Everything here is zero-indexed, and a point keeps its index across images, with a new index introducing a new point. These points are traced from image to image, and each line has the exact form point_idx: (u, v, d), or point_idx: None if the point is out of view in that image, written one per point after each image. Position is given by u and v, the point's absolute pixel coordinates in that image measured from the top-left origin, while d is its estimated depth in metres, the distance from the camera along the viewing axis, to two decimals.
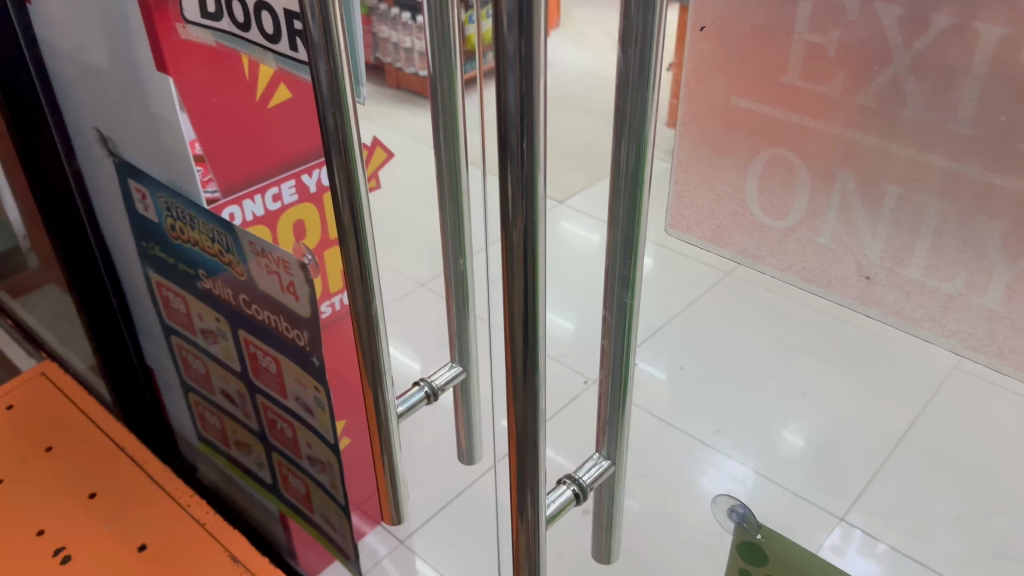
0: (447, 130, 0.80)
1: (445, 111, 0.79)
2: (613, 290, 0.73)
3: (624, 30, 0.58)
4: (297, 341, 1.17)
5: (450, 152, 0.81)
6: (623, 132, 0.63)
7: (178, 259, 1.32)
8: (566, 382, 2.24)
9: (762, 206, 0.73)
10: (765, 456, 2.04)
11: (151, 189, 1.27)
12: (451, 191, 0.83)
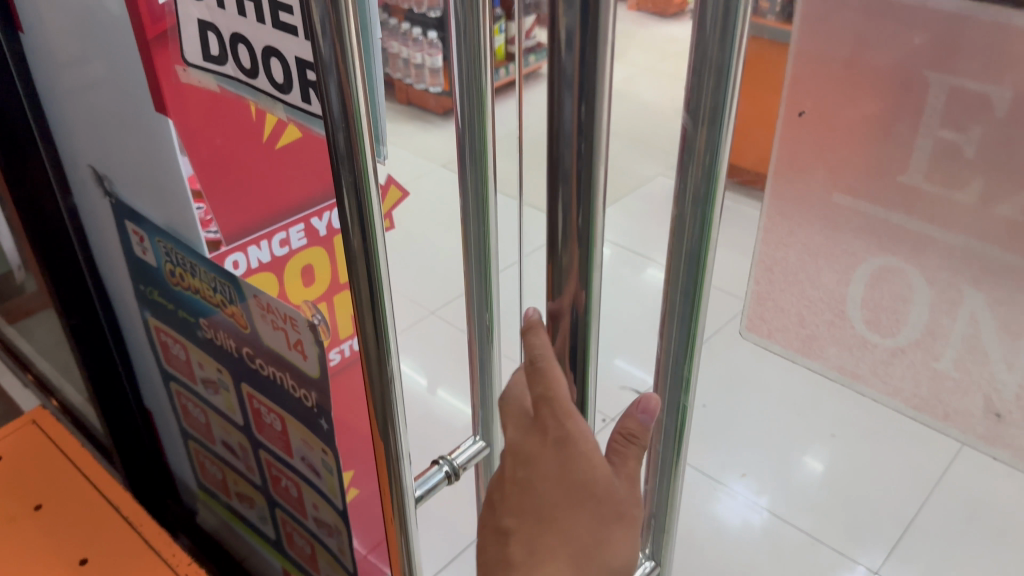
0: (476, 192, 0.60)
1: (471, 170, 0.59)
2: (665, 390, 0.57)
3: (696, 50, 0.44)
4: (303, 400, 1.08)
5: (479, 225, 0.61)
6: (690, 204, 0.49)
7: (177, 306, 1.23)
8: None
9: (865, 321, 0.54)
10: (781, 485, 1.97)
11: (150, 233, 1.18)
12: (476, 268, 0.63)
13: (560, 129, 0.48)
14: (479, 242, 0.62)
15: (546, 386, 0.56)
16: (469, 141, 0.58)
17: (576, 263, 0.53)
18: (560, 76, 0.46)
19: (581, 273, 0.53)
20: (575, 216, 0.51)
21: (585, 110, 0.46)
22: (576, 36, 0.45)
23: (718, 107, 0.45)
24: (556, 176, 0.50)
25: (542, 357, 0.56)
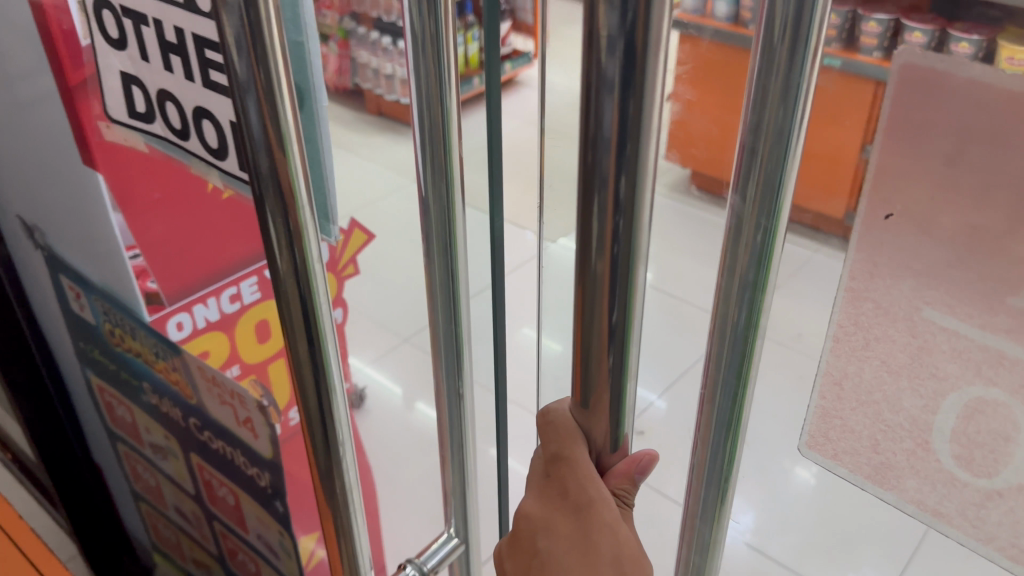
0: (443, 258, 0.51)
1: (438, 234, 0.50)
2: (692, 528, 0.44)
3: (773, 25, 0.31)
4: (257, 478, 1.07)
5: (449, 291, 0.52)
6: (725, 328, 0.38)
7: (119, 367, 1.12)
8: None
9: (954, 457, 0.41)
10: None
11: (87, 291, 1.06)
12: (445, 338, 0.54)
13: (590, 225, 0.35)
14: (448, 312, 0.53)
15: (559, 455, 0.43)
16: (426, 197, 0.49)
17: (609, 402, 0.40)
18: (586, 161, 0.34)
19: (613, 415, 0.41)
20: (607, 351, 0.38)
21: (623, 208, 0.34)
22: (609, 100, 0.32)
23: (768, 210, 0.35)
24: (586, 291, 0.37)
25: (553, 423, 0.44)
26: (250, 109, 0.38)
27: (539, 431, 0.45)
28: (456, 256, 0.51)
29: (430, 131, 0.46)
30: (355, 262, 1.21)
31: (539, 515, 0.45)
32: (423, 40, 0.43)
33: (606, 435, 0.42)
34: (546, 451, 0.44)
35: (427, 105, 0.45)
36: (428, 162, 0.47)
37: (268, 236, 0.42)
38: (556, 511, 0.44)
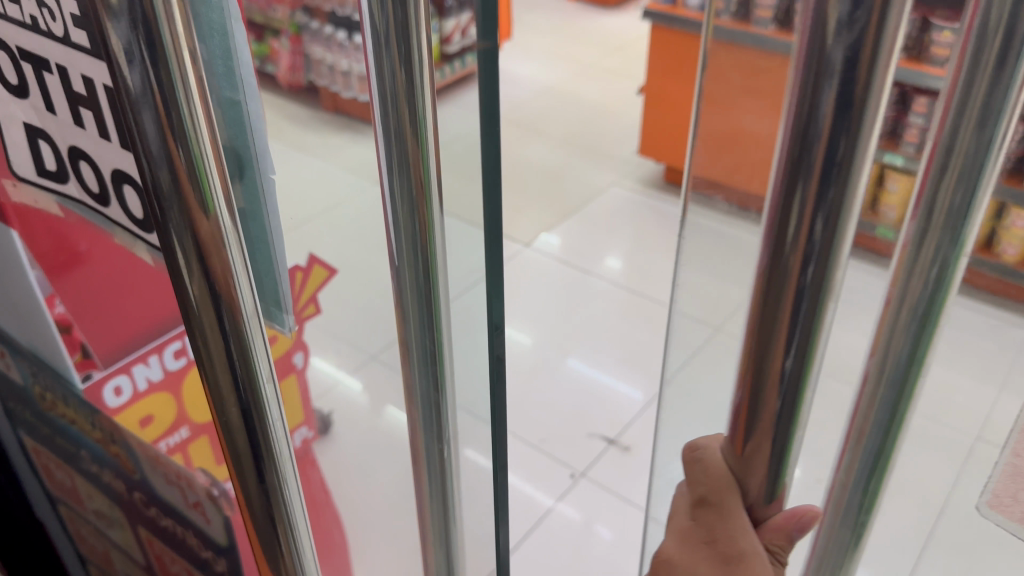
0: (419, 301, 0.48)
1: (414, 274, 0.47)
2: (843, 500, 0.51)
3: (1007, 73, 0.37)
4: (211, 565, 0.92)
5: (427, 338, 0.49)
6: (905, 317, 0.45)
7: (54, 431, 1.00)
8: (551, 475, 1.93)
9: None
10: None
11: (10, 351, 0.93)
12: (423, 382, 0.51)
13: (784, 235, 0.33)
14: (425, 355, 0.49)
15: (704, 503, 0.44)
16: (397, 228, 0.46)
17: (769, 431, 0.38)
18: (794, 153, 0.31)
19: (772, 453, 0.39)
20: (783, 360, 0.36)
21: (823, 221, 0.32)
22: (828, 85, 0.29)
23: (959, 218, 0.42)
24: (765, 291, 0.35)
25: (710, 456, 0.44)
26: (161, 176, 0.33)
27: (684, 458, 0.46)
28: (436, 297, 0.47)
29: (401, 141, 0.42)
30: (315, 301, 1.09)
31: (676, 546, 0.48)
32: (392, 64, 0.39)
33: (762, 484, 0.42)
34: (691, 491, 0.45)
35: (400, 132, 0.41)
36: (398, 193, 0.44)
37: (175, 256, 0.36)
38: (695, 552, 0.47)
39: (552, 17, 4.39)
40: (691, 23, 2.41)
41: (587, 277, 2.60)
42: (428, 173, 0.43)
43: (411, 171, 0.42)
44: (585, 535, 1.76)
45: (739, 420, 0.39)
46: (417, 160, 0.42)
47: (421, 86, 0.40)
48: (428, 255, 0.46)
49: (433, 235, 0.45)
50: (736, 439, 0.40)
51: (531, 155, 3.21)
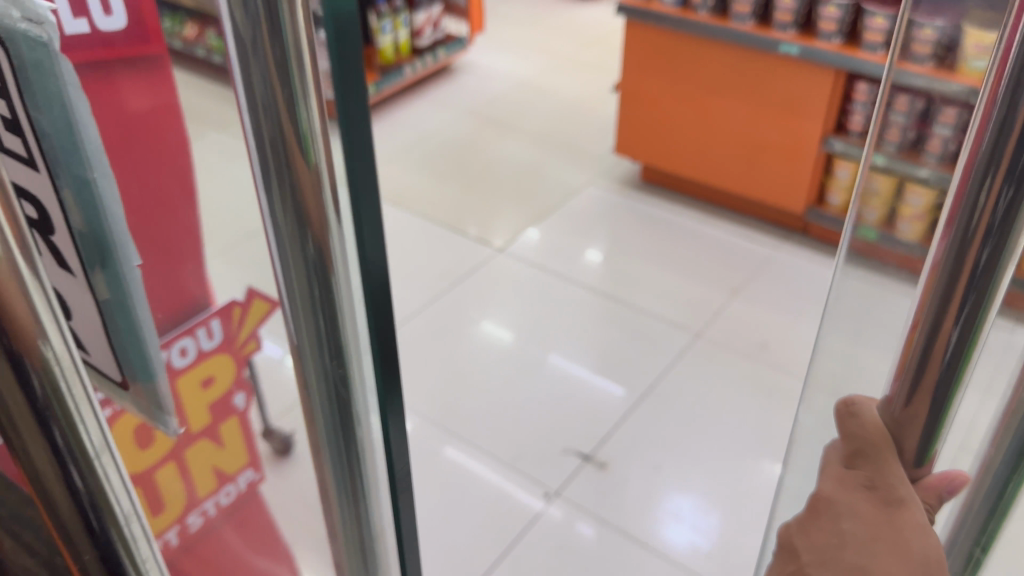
0: (315, 311, 0.48)
1: (307, 284, 0.47)
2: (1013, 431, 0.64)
3: None
4: None
5: (325, 345, 0.50)
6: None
7: None
8: (522, 495, 1.91)
9: None
10: (738, 507, 1.88)
11: None
12: (324, 387, 0.51)
13: (969, 221, 0.44)
14: (325, 361, 0.50)
15: (859, 448, 0.54)
16: (279, 235, 0.46)
17: (929, 391, 0.50)
18: (986, 150, 0.43)
19: (926, 409, 0.51)
20: (952, 326, 0.48)
21: (1005, 204, 0.43)
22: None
23: None
24: (941, 273, 0.47)
25: (862, 415, 0.55)
26: None
27: (838, 419, 0.57)
28: (336, 306, 0.48)
29: (283, 162, 0.43)
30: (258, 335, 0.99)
31: (832, 487, 0.55)
32: (265, 66, 0.39)
33: (916, 447, 0.53)
34: (847, 444, 0.55)
35: (281, 142, 0.42)
36: (282, 202, 0.44)
37: None
38: (851, 493, 0.54)
39: (514, 12, 4.37)
40: (664, 18, 2.35)
41: (563, 280, 2.55)
42: (320, 183, 0.44)
43: (299, 183, 0.44)
44: (567, 531, 1.82)
45: (905, 385, 0.51)
46: (304, 174, 0.43)
47: (309, 100, 0.41)
48: (321, 263, 0.47)
49: (326, 244, 0.46)
50: (900, 401, 0.52)
51: (504, 155, 3.16)
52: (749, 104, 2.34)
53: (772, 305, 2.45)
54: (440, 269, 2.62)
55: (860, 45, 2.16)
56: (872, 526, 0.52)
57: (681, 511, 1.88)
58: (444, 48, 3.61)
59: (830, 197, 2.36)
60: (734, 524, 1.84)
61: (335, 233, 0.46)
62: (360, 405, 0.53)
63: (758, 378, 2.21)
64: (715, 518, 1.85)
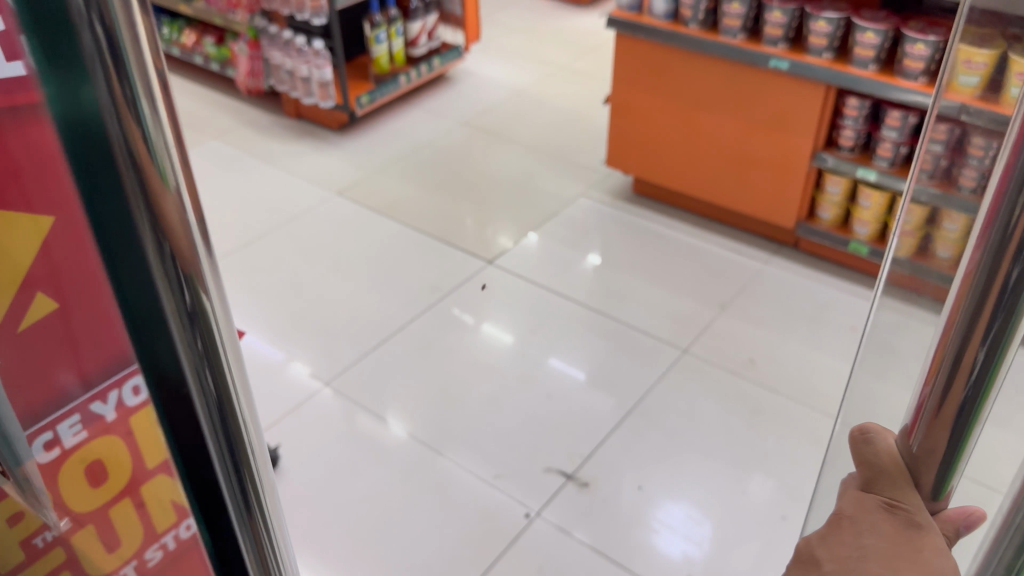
0: (191, 331, 0.45)
1: (181, 305, 0.44)
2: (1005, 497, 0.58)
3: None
4: None
5: (206, 365, 0.47)
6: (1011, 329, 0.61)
7: None
8: (506, 514, 1.97)
9: None
10: (721, 515, 1.96)
11: None
12: (208, 410, 0.49)
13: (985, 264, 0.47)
14: (206, 382, 0.48)
15: (873, 473, 0.62)
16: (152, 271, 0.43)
17: (952, 411, 0.53)
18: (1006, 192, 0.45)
19: (946, 432, 0.54)
20: (973, 359, 0.50)
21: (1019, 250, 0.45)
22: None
23: None
24: (971, 296, 0.48)
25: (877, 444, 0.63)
26: None
27: (856, 447, 0.65)
28: (209, 322, 0.45)
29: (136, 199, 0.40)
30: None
31: (856, 505, 0.63)
32: (109, 95, 0.37)
33: (930, 485, 0.58)
34: (864, 471, 0.63)
35: (130, 148, 0.39)
36: (146, 221, 0.41)
37: None
38: (871, 512, 0.61)
39: (503, 29, 4.52)
40: (655, 31, 2.50)
41: (553, 296, 2.63)
42: (178, 190, 0.41)
43: (155, 193, 0.40)
44: (569, 535, 1.92)
45: (933, 399, 0.53)
46: (162, 184, 0.40)
47: (155, 99, 0.38)
48: (190, 278, 0.44)
49: (191, 259, 0.43)
50: (917, 439, 0.56)
51: (496, 170, 3.29)
52: (737, 119, 2.49)
53: (757, 321, 2.51)
54: (431, 285, 2.68)
55: (850, 61, 2.21)
56: (891, 540, 0.60)
57: (675, 519, 1.95)
58: (439, 57, 3.75)
59: (820, 212, 2.50)
60: (728, 533, 1.92)
61: (201, 246, 0.43)
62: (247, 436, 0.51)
63: (739, 392, 2.28)
64: (706, 527, 1.93)
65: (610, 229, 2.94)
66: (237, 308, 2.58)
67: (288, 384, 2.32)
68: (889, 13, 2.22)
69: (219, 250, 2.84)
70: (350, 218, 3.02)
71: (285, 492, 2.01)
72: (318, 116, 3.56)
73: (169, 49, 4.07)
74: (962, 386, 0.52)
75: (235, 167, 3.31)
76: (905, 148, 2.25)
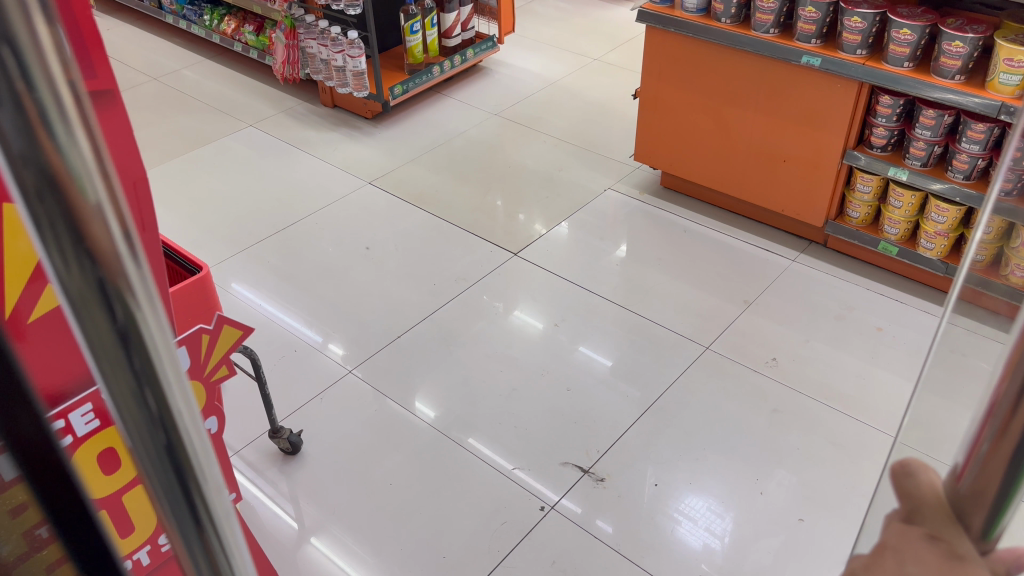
0: (137, 390, 0.28)
1: (118, 357, 0.27)
2: None
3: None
4: None
5: (161, 432, 0.29)
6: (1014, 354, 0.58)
7: None
8: (520, 507, 1.99)
9: None
10: (739, 510, 1.97)
11: None
12: (168, 493, 0.31)
13: None
14: (161, 457, 0.30)
15: (911, 508, 0.37)
16: (79, 325, 0.26)
17: None
18: None
19: (1016, 443, 0.31)
20: None
21: None
22: None
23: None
24: None
25: (917, 480, 0.37)
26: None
27: (892, 480, 0.40)
28: (163, 378, 0.28)
29: (48, 233, 0.24)
30: (226, 361, 1.28)
31: (898, 536, 0.38)
32: None
33: (978, 523, 0.34)
34: (901, 504, 0.38)
35: (40, 164, 0.23)
36: (68, 257, 0.24)
37: None
38: (913, 546, 0.37)
39: (540, 21, 4.55)
40: (686, 25, 2.53)
41: (578, 288, 2.65)
42: (106, 221, 0.24)
43: (73, 206, 0.24)
44: (587, 524, 1.95)
45: (1008, 396, 0.31)
46: (88, 219, 0.24)
47: (52, 73, 0.22)
48: (130, 325, 0.26)
49: (134, 299, 0.26)
50: (969, 472, 0.33)
51: (527, 161, 3.31)
52: (767, 115, 2.52)
53: (782, 321, 2.50)
54: (456, 276, 2.71)
55: (885, 58, 2.19)
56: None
57: (696, 510, 1.97)
58: (473, 48, 3.82)
59: (850, 210, 2.56)
60: (744, 529, 1.93)
61: (144, 284, 0.26)
62: (226, 548, 0.33)
63: (760, 390, 2.27)
64: (728, 522, 1.94)
65: (638, 223, 2.94)
66: (268, 292, 2.64)
67: (315, 368, 2.37)
68: (926, 9, 2.18)
69: (252, 236, 2.90)
70: (380, 206, 3.05)
71: (309, 475, 2.07)
72: (353, 105, 3.61)
73: (210, 36, 4.15)
74: None
75: (271, 154, 3.38)
76: (938, 147, 2.26)
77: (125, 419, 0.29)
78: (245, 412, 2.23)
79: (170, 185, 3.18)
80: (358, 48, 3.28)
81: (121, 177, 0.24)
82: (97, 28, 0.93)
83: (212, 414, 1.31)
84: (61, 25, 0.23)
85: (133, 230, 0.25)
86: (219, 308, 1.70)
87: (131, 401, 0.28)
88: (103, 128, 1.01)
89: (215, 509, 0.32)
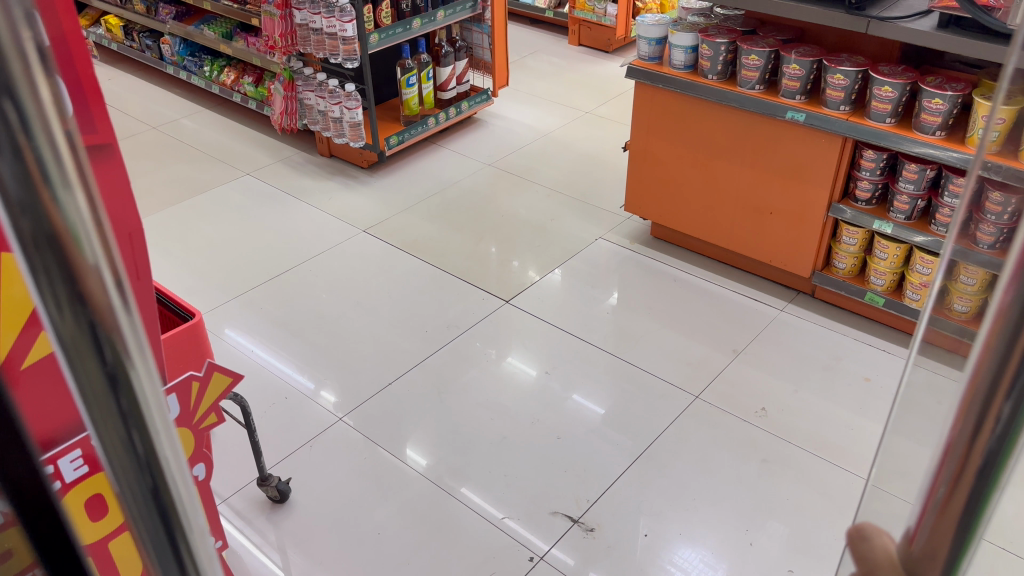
0: (124, 434, 0.30)
1: (107, 401, 0.29)
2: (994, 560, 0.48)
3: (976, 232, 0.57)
4: None
5: (147, 477, 0.31)
6: None
7: None
8: (511, 557, 1.98)
9: None
10: (731, 562, 1.96)
11: None
12: (152, 538, 0.32)
13: None
14: (146, 500, 0.31)
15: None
16: (74, 370, 0.28)
17: (982, 460, 0.31)
18: None
19: (968, 492, 0.32)
20: (1003, 401, 0.29)
21: None
22: None
23: None
24: (1006, 322, 0.28)
25: (872, 550, 0.39)
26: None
27: (848, 546, 0.42)
28: (151, 422, 0.30)
29: (45, 282, 0.26)
30: (215, 409, 1.29)
31: None
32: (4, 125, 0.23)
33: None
34: (858, 568, 0.40)
35: (38, 215, 0.25)
36: (62, 306, 0.26)
37: None
38: None
39: (534, 75, 4.66)
40: (674, 81, 2.60)
41: (569, 336, 2.67)
42: (102, 276, 0.26)
43: (72, 260, 0.25)
44: None
45: (960, 444, 0.31)
46: (85, 272, 0.26)
47: (56, 137, 0.24)
48: (120, 369, 0.28)
49: (125, 346, 0.28)
50: (923, 532, 0.34)
51: (519, 210, 3.36)
52: (753, 167, 2.57)
53: (772, 371, 2.51)
54: (448, 323, 2.73)
55: (868, 114, 2.25)
56: None
57: (688, 562, 1.96)
58: (467, 100, 3.91)
59: (836, 261, 2.61)
60: None
61: (132, 329, 0.28)
62: None
63: (749, 440, 2.28)
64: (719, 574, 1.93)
65: (629, 272, 2.98)
66: (261, 338, 2.65)
67: (307, 415, 2.37)
68: (906, 67, 2.25)
69: (246, 283, 2.92)
70: (374, 253, 3.09)
71: (297, 524, 2.06)
72: (349, 154, 3.67)
73: (210, 86, 4.23)
74: (980, 410, 0.30)
75: (267, 202, 3.42)
76: (921, 201, 2.32)
77: (115, 463, 0.30)
78: (233, 460, 2.22)
79: (166, 232, 3.21)
80: (355, 100, 3.35)
81: (114, 228, 0.26)
82: (98, 83, 0.97)
83: (200, 460, 1.32)
84: (60, 81, 0.25)
85: (120, 280, 0.27)
86: (210, 354, 1.72)
87: (119, 445, 0.30)
88: (100, 181, 1.04)
89: (198, 549, 0.33)
